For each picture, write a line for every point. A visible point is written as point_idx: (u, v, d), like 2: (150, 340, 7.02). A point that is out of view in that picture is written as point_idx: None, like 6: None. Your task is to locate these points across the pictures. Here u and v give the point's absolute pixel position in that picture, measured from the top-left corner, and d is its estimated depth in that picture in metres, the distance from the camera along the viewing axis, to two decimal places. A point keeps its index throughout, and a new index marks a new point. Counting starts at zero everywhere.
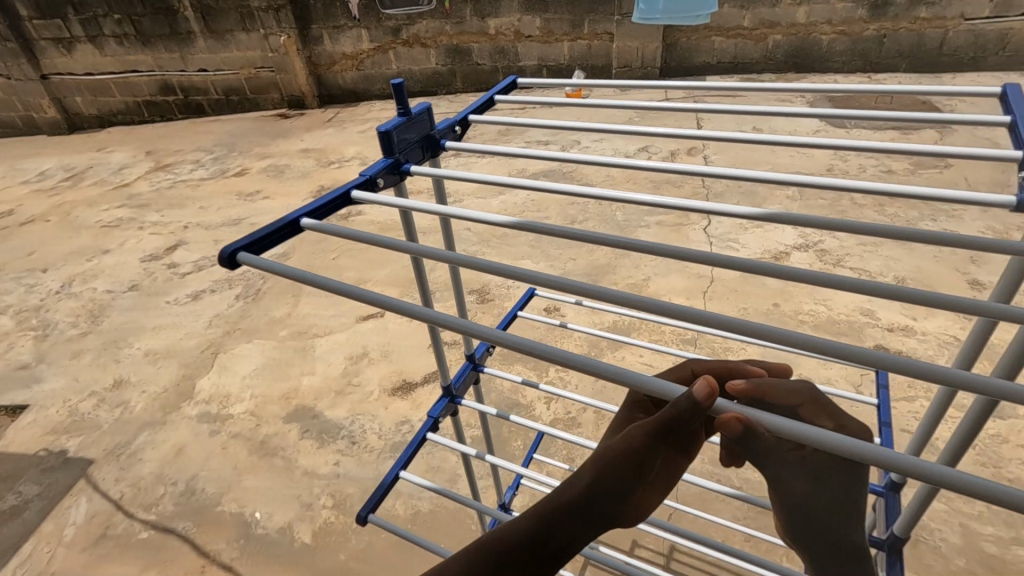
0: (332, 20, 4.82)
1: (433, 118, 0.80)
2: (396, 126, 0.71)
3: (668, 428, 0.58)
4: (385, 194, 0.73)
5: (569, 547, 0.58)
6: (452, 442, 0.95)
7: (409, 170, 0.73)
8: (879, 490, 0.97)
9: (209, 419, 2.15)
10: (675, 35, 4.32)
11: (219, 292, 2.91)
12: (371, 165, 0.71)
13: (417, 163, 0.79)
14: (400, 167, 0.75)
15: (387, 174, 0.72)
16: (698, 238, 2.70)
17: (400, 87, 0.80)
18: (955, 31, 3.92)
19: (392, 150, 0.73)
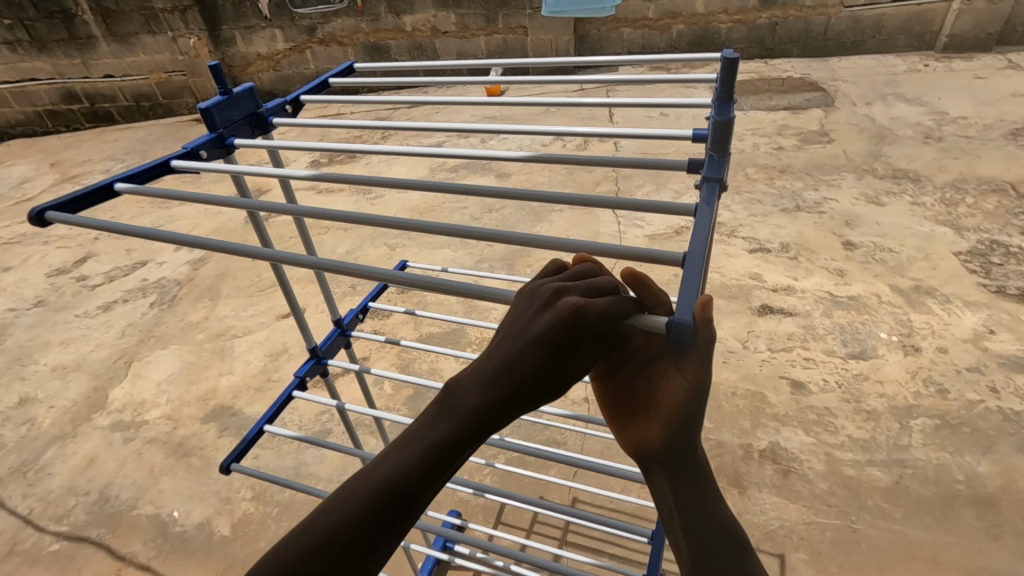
0: (243, 20, 4.72)
1: (256, 98, 0.90)
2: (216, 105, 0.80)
3: (545, 368, 0.54)
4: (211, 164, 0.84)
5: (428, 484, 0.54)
6: (317, 398, 1.01)
7: (234, 147, 0.85)
8: None
9: (122, 427, 2.12)
10: (586, 27, 4.48)
11: (132, 302, 2.83)
12: (195, 139, 0.81)
13: (246, 139, 0.89)
14: (226, 141, 0.85)
15: (212, 147, 0.83)
16: (607, 218, 2.84)
17: (217, 70, 0.88)
18: (836, 17, 4.25)
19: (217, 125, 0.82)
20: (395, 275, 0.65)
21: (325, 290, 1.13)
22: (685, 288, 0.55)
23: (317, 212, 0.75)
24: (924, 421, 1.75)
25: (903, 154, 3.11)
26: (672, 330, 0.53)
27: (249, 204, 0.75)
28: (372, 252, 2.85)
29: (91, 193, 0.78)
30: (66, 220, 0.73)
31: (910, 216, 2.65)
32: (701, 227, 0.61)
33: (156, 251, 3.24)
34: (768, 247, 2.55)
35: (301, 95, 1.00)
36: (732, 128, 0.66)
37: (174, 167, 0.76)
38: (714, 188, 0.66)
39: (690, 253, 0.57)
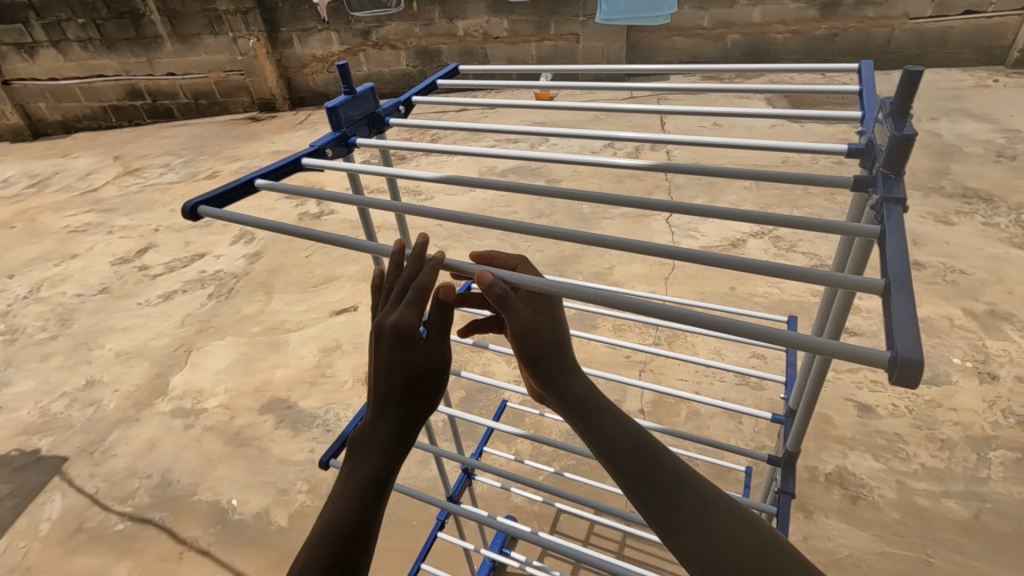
0: (301, 23, 4.84)
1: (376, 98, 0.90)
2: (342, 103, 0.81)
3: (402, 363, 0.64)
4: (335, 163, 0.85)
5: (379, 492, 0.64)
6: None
7: (355, 144, 0.85)
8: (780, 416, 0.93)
9: (182, 413, 2.18)
10: (638, 35, 4.45)
11: (191, 293, 2.92)
12: (322, 138, 0.82)
13: (364, 138, 0.89)
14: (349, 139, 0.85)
15: (337, 145, 0.84)
16: (660, 228, 2.81)
17: (345, 69, 0.89)
18: (900, 29, 4.12)
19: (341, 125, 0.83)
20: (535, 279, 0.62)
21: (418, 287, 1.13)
22: (902, 319, 0.48)
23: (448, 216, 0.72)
24: (1002, 453, 1.66)
25: (972, 173, 2.99)
26: (894, 366, 0.45)
27: (377, 203, 0.74)
28: None
29: (235, 190, 0.79)
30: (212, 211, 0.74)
31: (982, 237, 2.54)
32: (896, 253, 0.54)
33: (213, 244, 3.34)
34: (829, 264, 2.48)
35: (413, 97, 1.01)
36: (911, 144, 0.60)
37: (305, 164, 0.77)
38: (897, 210, 0.60)
39: (893, 278, 0.51)
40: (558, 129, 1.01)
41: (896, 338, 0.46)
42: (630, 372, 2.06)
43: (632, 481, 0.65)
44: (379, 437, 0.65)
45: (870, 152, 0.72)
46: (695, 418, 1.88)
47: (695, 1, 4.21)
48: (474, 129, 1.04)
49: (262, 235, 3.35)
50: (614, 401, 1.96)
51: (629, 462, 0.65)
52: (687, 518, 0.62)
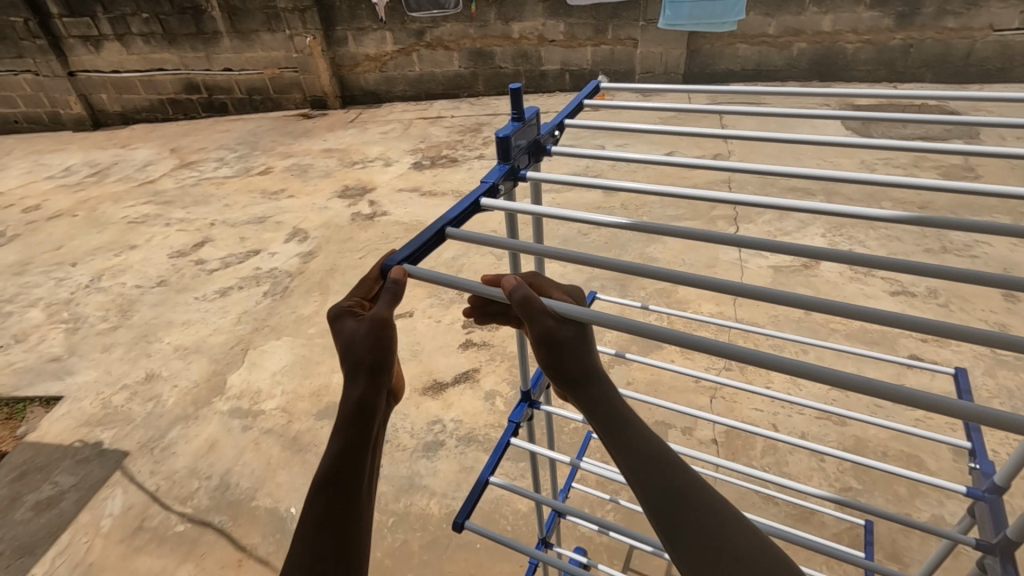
0: (357, 21, 4.86)
1: (541, 125, 0.95)
2: (513, 133, 0.87)
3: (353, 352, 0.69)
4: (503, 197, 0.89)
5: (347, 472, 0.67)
6: (538, 447, 1.04)
7: (523, 177, 0.89)
8: (980, 493, 0.86)
9: (241, 414, 2.17)
10: (699, 41, 4.32)
11: (247, 290, 2.93)
12: (494, 173, 0.86)
13: (525, 167, 0.93)
14: (515, 172, 0.90)
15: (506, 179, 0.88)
16: (726, 245, 2.69)
17: (518, 93, 0.91)
18: (983, 41, 3.90)
19: (509, 156, 0.88)
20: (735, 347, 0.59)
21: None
22: None
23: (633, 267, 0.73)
24: None
25: None
26: None
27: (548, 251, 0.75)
28: (477, 259, 2.81)
29: (429, 241, 0.81)
30: (418, 272, 0.74)
31: None
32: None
33: (267, 241, 3.36)
34: (911, 291, 2.34)
35: (563, 119, 1.05)
36: None
37: (484, 206, 0.80)
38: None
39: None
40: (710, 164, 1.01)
41: None
42: (701, 399, 1.95)
43: (631, 456, 0.68)
44: (345, 436, 0.69)
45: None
46: (773, 452, 1.77)
47: (762, 8, 4.06)
48: (626, 157, 1.07)
49: (316, 233, 3.35)
50: (684, 428, 1.86)
51: (629, 439, 0.69)
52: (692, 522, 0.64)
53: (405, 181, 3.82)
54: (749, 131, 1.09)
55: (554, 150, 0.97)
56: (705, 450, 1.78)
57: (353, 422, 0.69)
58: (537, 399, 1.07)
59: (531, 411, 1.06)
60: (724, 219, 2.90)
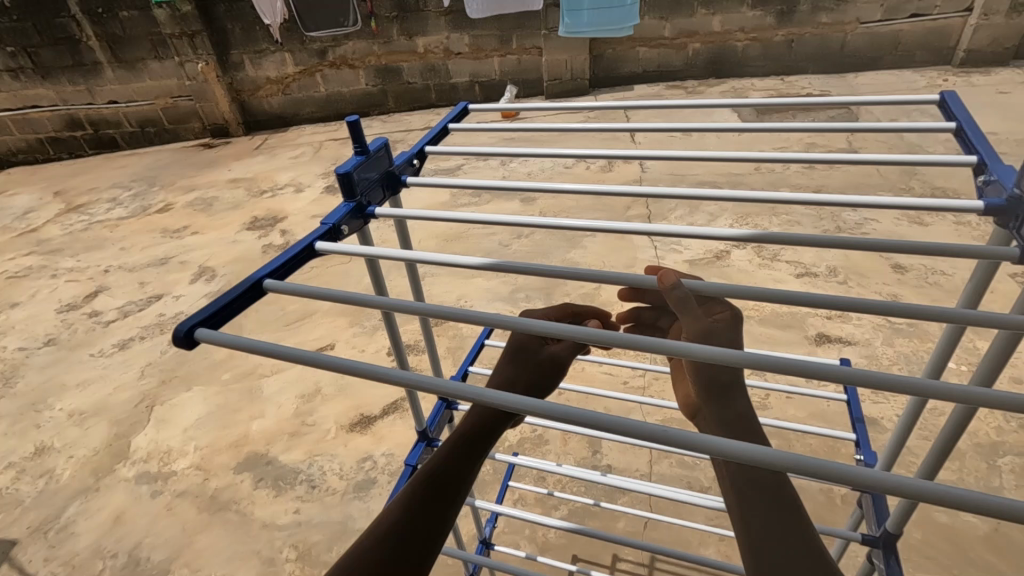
0: (253, 44, 4.64)
1: (391, 157, 0.89)
2: (354, 169, 0.80)
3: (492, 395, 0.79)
4: (350, 238, 0.81)
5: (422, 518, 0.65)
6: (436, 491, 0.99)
7: (372, 215, 0.82)
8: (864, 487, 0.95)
9: (150, 478, 1.99)
10: (601, 47, 4.45)
11: (151, 339, 2.71)
12: (335, 213, 0.79)
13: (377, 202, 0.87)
14: (363, 209, 0.83)
15: (351, 219, 0.81)
16: (644, 244, 2.76)
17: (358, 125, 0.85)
18: (853, 34, 4.24)
19: (354, 193, 0.81)
20: (591, 415, 0.50)
21: (438, 361, 1.16)
22: None
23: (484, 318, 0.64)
24: (1012, 460, 1.65)
25: (940, 173, 3.04)
26: None
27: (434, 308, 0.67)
28: (401, 283, 2.76)
29: (239, 294, 0.70)
30: (212, 335, 0.61)
31: (958, 236, 2.57)
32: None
33: (171, 283, 3.12)
34: (815, 271, 2.47)
35: (425, 147, 1.00)
36: None
37: (320, 250, 0.74)
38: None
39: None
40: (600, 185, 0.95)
41: None
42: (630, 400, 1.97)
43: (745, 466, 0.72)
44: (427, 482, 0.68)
45: (1015, 209, 0.66)
46: None
47: (656, 12, 4.22)
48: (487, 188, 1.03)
49: (225, 271, 3.15)
50: None
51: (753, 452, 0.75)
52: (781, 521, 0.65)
53: (319, 206, 3.67)
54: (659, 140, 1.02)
55: (412, 181, 0.92)
56: (640, 453, 1.80)
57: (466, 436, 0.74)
58: (436, 436, 1.02)
59: (430, 450, 1.01)
60: (639, 219, 2.97)
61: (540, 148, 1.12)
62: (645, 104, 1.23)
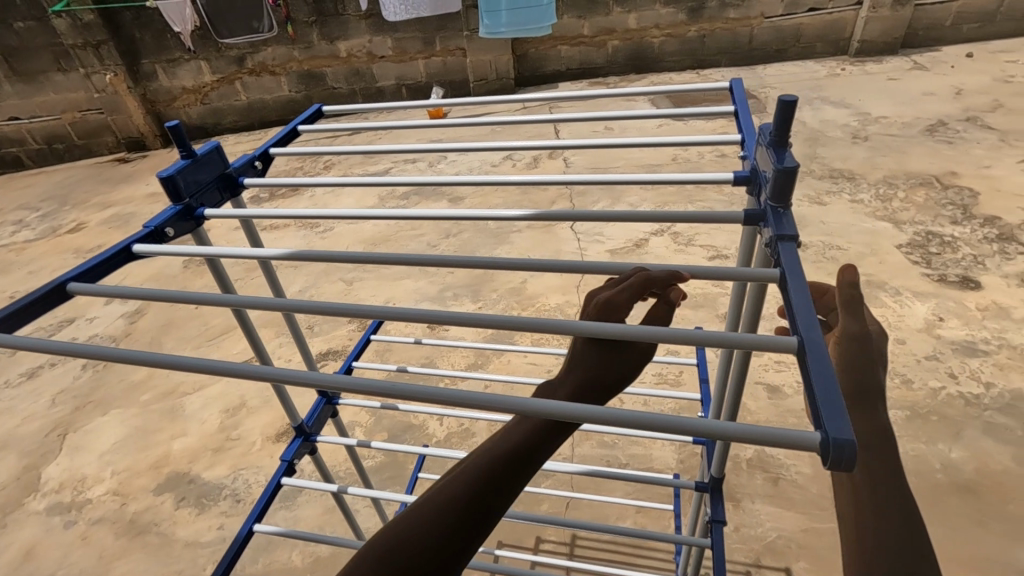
0: (165, 52, 4.47)
1: (225, 159, 0.91)
2: (176, 170, 0.80)
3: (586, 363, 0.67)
4: (177, 240, 0.82)
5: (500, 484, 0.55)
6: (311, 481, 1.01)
7: (202, 216, 0.83)
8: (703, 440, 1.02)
9: (63, 509, 1.90)
10: (524, 46, 4.53)
11: (63, 365, 2.57)
12: (158, 216, 0.80)
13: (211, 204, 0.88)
14: (192, 211, 0.84)
15: (177, 222, 0.82)
16: (567, 236, 2.83)
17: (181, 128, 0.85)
18: (759, 28, 4.48)
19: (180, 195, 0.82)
20: (387, 383, 0.56)
21: (308, 355, 1.19)
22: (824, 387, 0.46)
23: (319, 305, 0.68)
24: (895, 413, 1.81)
25: (838, 155, 3.25)
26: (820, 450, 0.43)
27: (249, 301, 0.70)
28: (329, 289, 2.74)
29: (47, 298, 0.71)
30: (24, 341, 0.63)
31: (853, 213, 2.76)
32: (802, 306, 0.54)
33: (85, 305, 2.98)
34: (726, 253, 2.61)
35: (269, 149, 1.03)
36: (793, 176, 0.62)
37: (138, 251, 0.75)
38: (790, 249, 0.60)
39: (806, 341, 0.50)
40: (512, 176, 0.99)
41: (828, 417, 0.44)
42: None
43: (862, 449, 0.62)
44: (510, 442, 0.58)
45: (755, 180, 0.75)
46: None
47: (574, 11, 4.34)
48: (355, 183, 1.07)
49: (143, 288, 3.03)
50: None
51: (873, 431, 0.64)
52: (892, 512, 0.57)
53: None
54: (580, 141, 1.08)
55: (251, 182, 0.94)
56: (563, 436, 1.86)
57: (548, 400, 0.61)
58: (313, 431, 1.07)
59: (306, 445, 1.05)
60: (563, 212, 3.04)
61: (466, 147, 1.23)
62: (527, 98, 1.27)
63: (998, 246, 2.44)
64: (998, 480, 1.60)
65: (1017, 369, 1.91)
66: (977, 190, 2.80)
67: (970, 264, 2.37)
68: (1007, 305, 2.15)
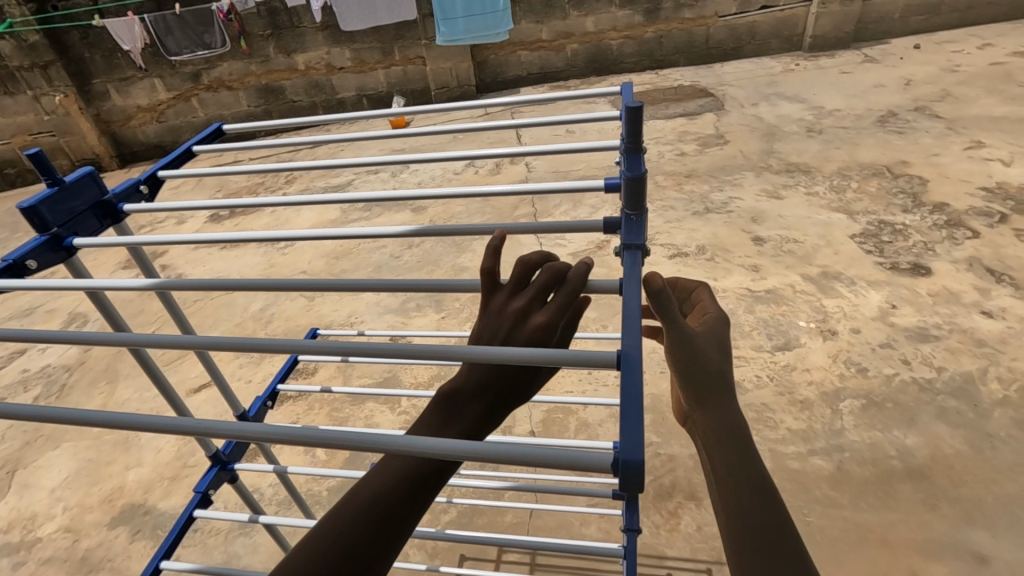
0: (117, 71, 4.37)
1: (99, 185, 0.89)
2: (37, 200, 0.78)
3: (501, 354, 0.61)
4: (40, 271, 0.79)
5: (411, 497, 0.54)
6: (226, 513, 1.06)
7: (70, 245, 0.82)
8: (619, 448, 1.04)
9: (12, 550, 1.83)
10: (483, 52, 4.53)
11: (12, 399, 2.47)
12: (19, 248, 0.77)
13: (83, 232, 0.86)
14: (60, 240, 0.82)
15: (41, 253, 0.79)
16: (529, 241, 2.82)
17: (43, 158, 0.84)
18: (714, 27, 4.55)
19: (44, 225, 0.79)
20: (251, 427, 0.55)
21: (231, 393, 1.25)
22: (626, 406, 0.48)
23: (201, 343, 0.66)
24: (852, 403, 1.83)
25: (793, 149, 3.30)
26: (619, 468, 0.45)
27: (139, 340, 0.68)
28: (290, 306, 2.70)
29: None
30: None
31: (808, 206, 2.81)
32: (630, 315, 0.56)
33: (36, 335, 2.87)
34: (686, 251, 2.62)
35: (158, 172, 1.02)
36: (643, 182, 0.68)
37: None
38: (636, 255, 0.66)
39: (625, 352, 0.52)
40: (449, 190, 0.94)
41: (621, 434, 0.46)
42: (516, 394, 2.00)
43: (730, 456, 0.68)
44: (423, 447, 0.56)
45: None
46: (585, 428, 1.87)
47: (531, 16, 4.36)
48: (281, 203, 1.01)
49: (97, 315, 2.93)
50: (503, 428, 1.92)
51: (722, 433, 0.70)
52: (784, 503, 0.64)
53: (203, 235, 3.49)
54: (530, 147, 1.02)
55: (131, 208, 0.92)
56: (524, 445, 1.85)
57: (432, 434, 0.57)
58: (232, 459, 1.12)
59: (224, 474, 1.10)
60: (525, 218, 3.04)
61: (424, 159, 1.20)
62: (457, 104, 1.25)
63: (948, 232, 2.50)
64: (951, 464, 1.63)
65: (967, 353, 1.94)
66: (926, 177, 2.87)
67: (921, 251, 2.42)
68: (957, 290, 2.19)
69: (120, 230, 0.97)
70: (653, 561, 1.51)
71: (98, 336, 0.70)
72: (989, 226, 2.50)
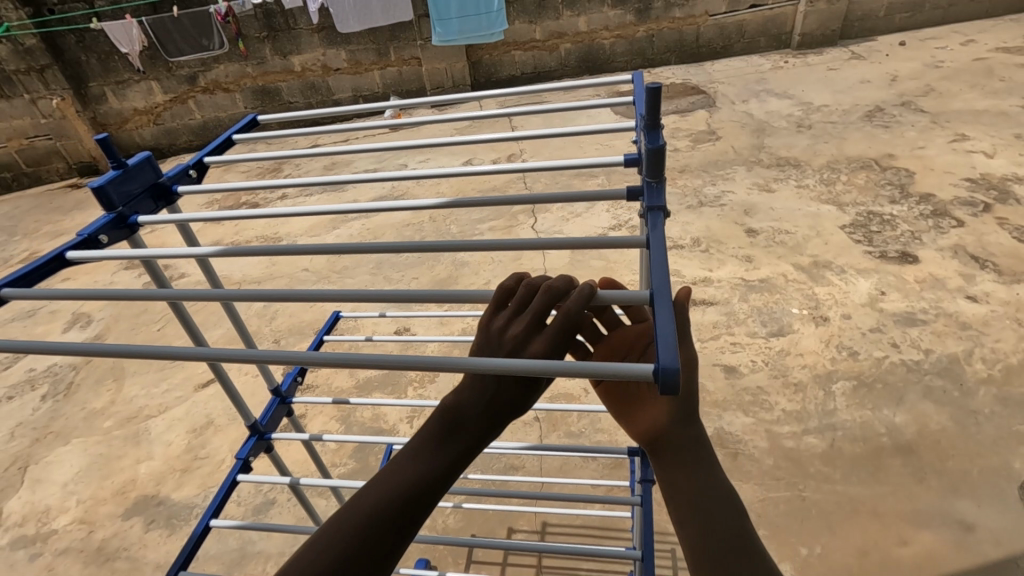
0: (113, 74, 4.39)
1: (157, 169, 0.95)
2: (107, 180, 0.84)
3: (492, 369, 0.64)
4: (111, 247, 0.85)
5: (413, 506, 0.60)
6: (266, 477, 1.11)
7: (136, 223, 0.87)
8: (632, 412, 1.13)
9: (27, 542, 1.86)
10: (477, 53, 4.59)
11: (19, 397, 2.49)
12: (91, 224, 0.83)
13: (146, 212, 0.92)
14: (125, 219, 0.87)
15: (111, 229, 0.85)
16: (527, 236, 2.88)
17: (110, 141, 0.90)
18: (704, 26, 4.63)
19: (112, 204, 0.85)
20: (318, 353, 0.62)
21: None
22: (662, 331, 0.55)
23: (252, 295, 0.71)
24: (843, 384, 1.90)
25: (783, 144, 3.38)
26: (659, 378, 0.52)
27: (179, 294, 0.73)
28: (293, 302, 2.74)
29: None
30: None
31: (799, 198, 2.89)
32: (657, 259, 0.63)
33: (41, 336, 2.89)
34: (681, 244, 2.69)
35: (203, 158, 1.07)
36: (662, 152, 0.73)
37: (71, 258, 0.77)
38: (659, 216, 0.71)
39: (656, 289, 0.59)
40: (466, 168, 0.99)
41: (659, 350, 0.53)
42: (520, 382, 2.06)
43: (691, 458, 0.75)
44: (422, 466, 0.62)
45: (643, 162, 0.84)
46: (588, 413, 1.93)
47: (525, 16, 4.42)
48: (304, 186, 1.06)
49: (101, 315, 2.96)
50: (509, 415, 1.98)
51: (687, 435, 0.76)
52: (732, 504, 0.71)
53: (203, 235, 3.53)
54: (535, 131, 1.06)
55: (184, 190, 0.98)
56: (529, 431, 1.91)
57: (442, 441, 0.63)
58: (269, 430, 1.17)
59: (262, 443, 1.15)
60: (523, 214, 3.10)
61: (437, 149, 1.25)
62: (465, 96, 1.30)
63: (934, 222, 2.58)
64: (938, 440, 1.70)
65: (952, 335, 2.02)
66: (912, 170, 2.95)
67: (908, 239, 2.50)
68: (942, 276, 2.27)
69: (173, 212, 1.02)
70: (656, 536, 1.57)
71: (149, 292, 0.74)
72: (973, 215, 2.58)
